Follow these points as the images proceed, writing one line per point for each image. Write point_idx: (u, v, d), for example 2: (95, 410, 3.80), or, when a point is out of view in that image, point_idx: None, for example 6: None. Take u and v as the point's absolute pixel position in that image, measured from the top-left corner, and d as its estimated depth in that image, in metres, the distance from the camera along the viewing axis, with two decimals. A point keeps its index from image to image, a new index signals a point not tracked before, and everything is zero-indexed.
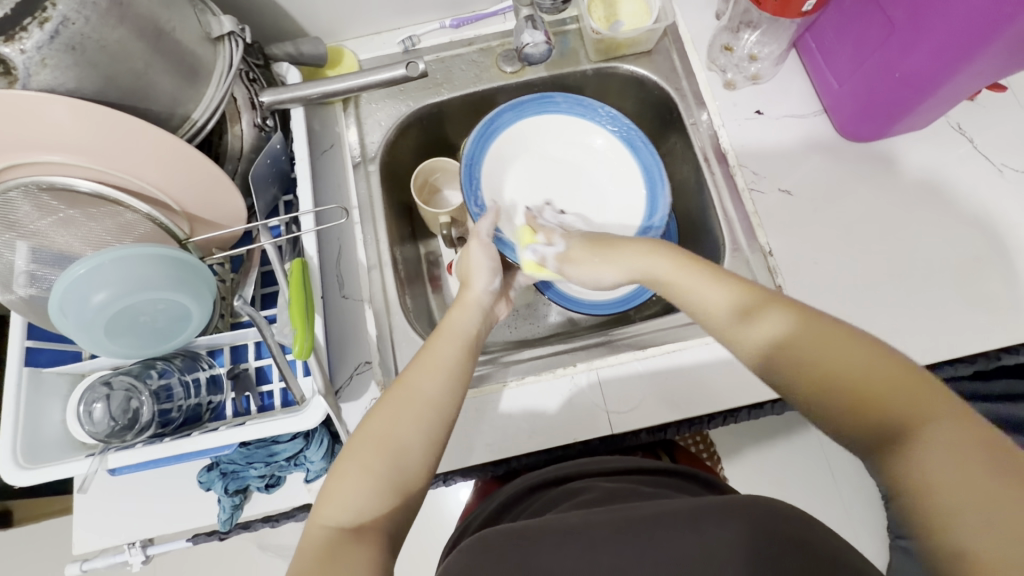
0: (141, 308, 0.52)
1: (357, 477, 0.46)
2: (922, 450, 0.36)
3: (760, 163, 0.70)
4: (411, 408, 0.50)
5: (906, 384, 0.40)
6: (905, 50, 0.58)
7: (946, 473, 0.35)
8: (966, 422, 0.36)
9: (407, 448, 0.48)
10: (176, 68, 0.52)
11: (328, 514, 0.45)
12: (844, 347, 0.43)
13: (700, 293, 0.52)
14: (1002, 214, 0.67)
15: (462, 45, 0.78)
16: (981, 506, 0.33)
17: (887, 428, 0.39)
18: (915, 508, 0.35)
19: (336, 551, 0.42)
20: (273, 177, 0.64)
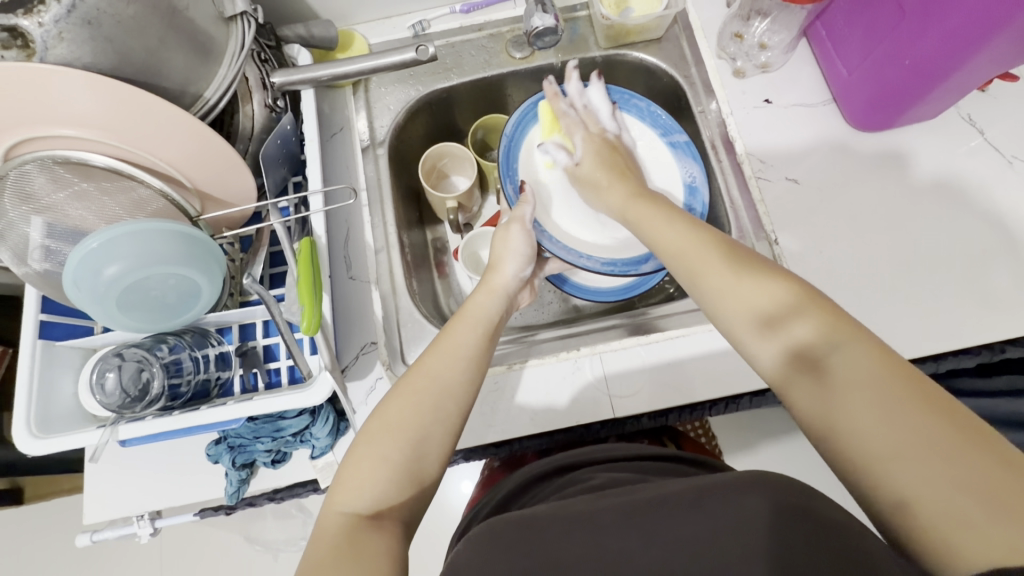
0: (153, 282, 0.53)
1: (372, 462, 0.47)
2: (838, 386, 0.41)
3: (768, 153, 0.70)
4: (434, 396, 0.51)
5: (826, 321, 0.44)
6: (914, 39, 0.58)
7: (860, 405, 0.39)
8: (876, 351, 0.41)
9: (427, 438, 0.49)
10: (189, 47, 0.53)
11: (344, 501, 0.45)
12: (784, 297, 0.47)
13: (671, 243, 0.55)
14: (1010, 207, 0.66)
15: (471, 31, 0.78)
16: (896, 438, 0.37)
17: (812, 367, 0.43)
18: (839, 445, 0.40)
19: (356, 537, 0.43)
20: (282, 158, 0.64)
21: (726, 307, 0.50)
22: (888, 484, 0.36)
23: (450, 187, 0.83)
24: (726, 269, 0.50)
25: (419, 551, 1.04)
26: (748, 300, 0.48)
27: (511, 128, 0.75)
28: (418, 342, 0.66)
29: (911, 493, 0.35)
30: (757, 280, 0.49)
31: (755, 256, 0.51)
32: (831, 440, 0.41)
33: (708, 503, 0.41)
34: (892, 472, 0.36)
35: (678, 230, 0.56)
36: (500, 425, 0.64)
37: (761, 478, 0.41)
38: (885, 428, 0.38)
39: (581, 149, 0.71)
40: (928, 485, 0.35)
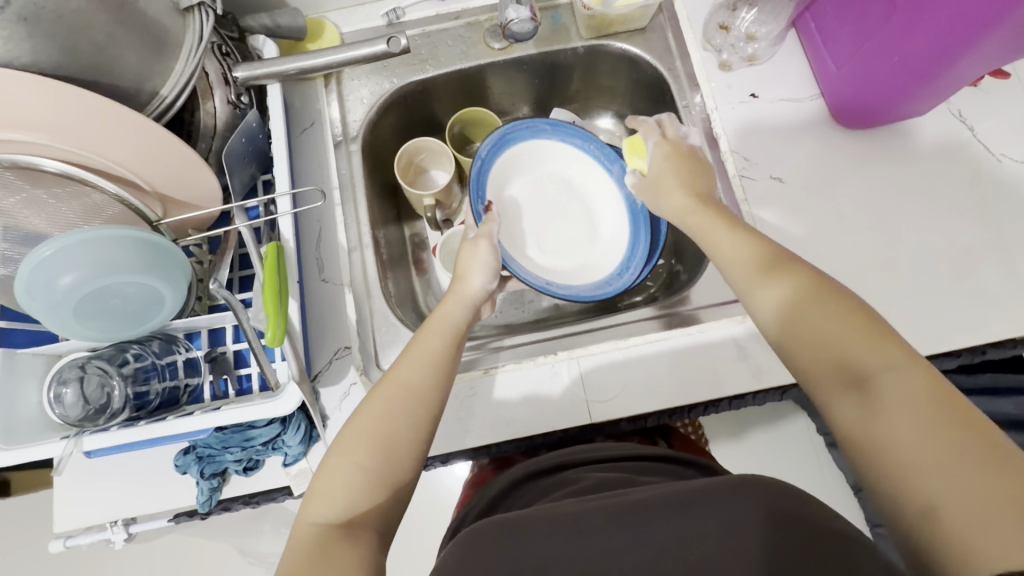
0: (112, 291, 0.51)
1: (346, 469, 0.46)
2: (885, 403, 0.40)
3: (753, 149, 0.68)
4: (404, 401, 0.50)
5: (874, 338, 0.44)
6: (905, 32, 0.56)
7: (902, 422, 0.39)
8: (929, 374, 0.41)
9: (397, 441, 0.48)
10: (140, 42, 0.50)
11: (317, 511, 0.44)
12: (839, 314, 0.46)
13: (725, 257, 0.55)
14: (997, 207, 0.65)
15: (448, 19, 0.74)
16: (931, 454, 0.37)
17: (859, 385, 0.43)
18: (874, 457, 0.40)
19: (330, 548, 0.42)
20: (249, 157, 0.62)
21: (770, 317, 0.50)
22: (915, 493, 0.37)
23: (429, 183, 0.81)
24: (779, 284, 0.50)
25: (406, 542, 1.05)
26: (800, 313, 0.47)
27: (484, 150, 0.71)
28: (392, 346, 0.65)
29: (942, 507, 0.35)
30: (809, 298, 0.48)
31: (813, 270, 0.50)
32: (870, 455, 0.40)
33: (696, 509, 0.40)
34: (921, 484, 0.36)
35: (740, 242, 0.55)
36: (476, 430, 0.63)
37: (749, 483, 0.40)
38: (923, 447, 0.37)
39: (655, 152, 0.66)
40: (957, 502, 0.35)
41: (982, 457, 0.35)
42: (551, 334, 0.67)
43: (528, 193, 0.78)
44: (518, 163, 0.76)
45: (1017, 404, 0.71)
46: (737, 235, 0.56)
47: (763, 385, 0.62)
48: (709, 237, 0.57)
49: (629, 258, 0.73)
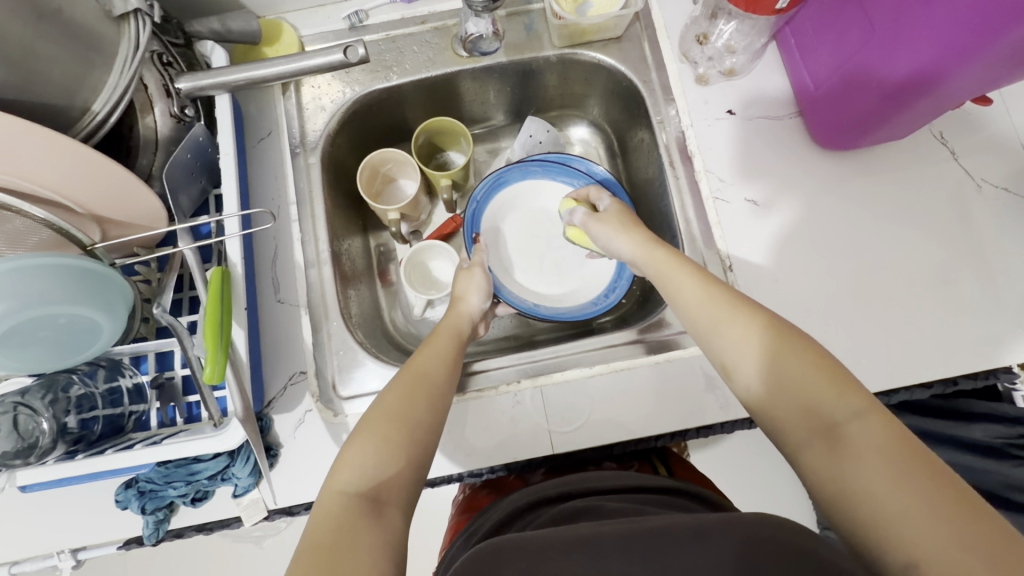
0: (39, 324, 0.48)
1: (370, 445, 0.45)
2: (853, 454, 0.38)
3: (728, 169, 0.66)
4: (424, 393, 0.50)
5: (835, 382, 0.42)
6: (885, 55, 0.53)
7: (871, 471, 0.37)
8: (888, 421, 0.39)
9: (419, 427, 0.47)
10: (66, 56, 0.46)
11: (346, 481, 0.42)
12: (800, 359, 0.44)
13: (685, 305, 0.52)
14: (975, 233, 0.63)
15: (414, 23, 0.71)
16: (906, 502, 0.35)
17: (827, 434, 0.40)
18: (849, 511, 0.37)
19: (358, 521, 0.40)
20: (198, 171, 0.59)
21: (736, 361, 0.47)
22: (895, 547, 0.34)
23: (397, 193, 0.77)
24: (741, 325, 0.47)
25: None
26: (766, 357, 0.45)
27: (477, 189, 0.73)
28: (352, 371, 0.63)
29: (924, 560, 0.33)
30: (771, 341, 0.45)
31: (769, 311, 0.48)
32: (844, 509, 0.38)
33: (703, 539, 0.36)
34: (899, 537, 0.34)
35: (701, 278, 0.52)
36: (435, 459, 0.61)
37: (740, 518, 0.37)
38: (897, 496, 0.35)
39: (607, 204, 0.66)
40: (941, 549, 0.33)
41: (948, 502, 0.34)
42: (522, 359, 0.64)
43: (523, 228, 0.77)
44: (516, 203, 0.77)
45: (987, 431, 0.70)
46: (696, 270, 0.53)
47: (730, 416, 0.60)
48: (666, 281, 0.54)
49: (616, 280, 0.72)
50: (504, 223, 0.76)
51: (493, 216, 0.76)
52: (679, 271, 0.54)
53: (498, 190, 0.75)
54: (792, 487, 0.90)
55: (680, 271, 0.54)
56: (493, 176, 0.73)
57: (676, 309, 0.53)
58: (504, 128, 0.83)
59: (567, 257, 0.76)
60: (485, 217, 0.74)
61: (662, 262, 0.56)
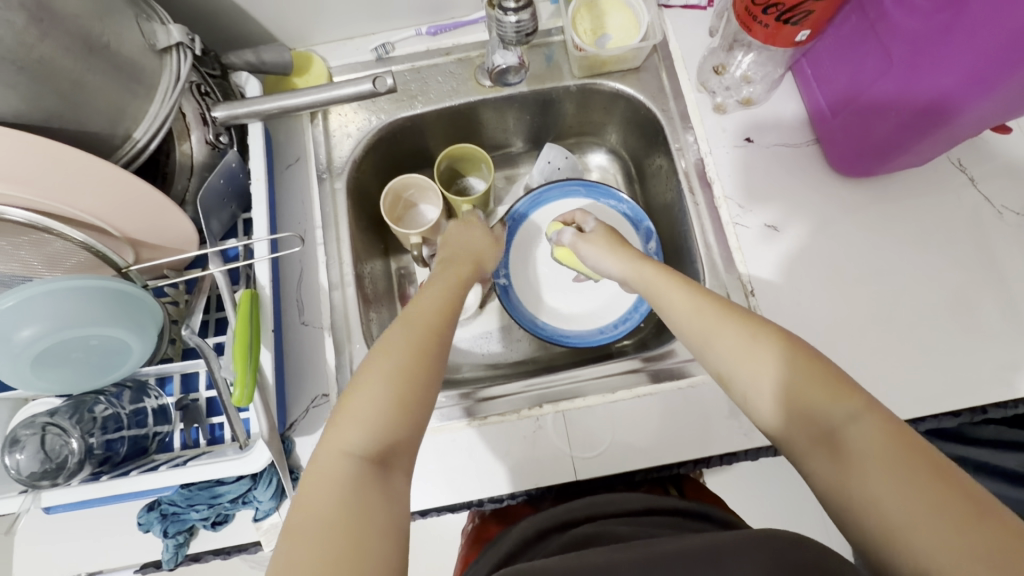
0: (72, 344, 0.49)
1: (371, 401, 0.42)
2: (853, 462, 0.38)
3: (747, 195, 0.67)
4: (431, 339, 0.48)
5: (829, 386, 0.41)
6: (906, 83, 0.53)
7: (875, 480, 0.36)
8: (886, 422, 0.39)
9: (426, 382, 0.44)
10: (112, 85, 0.48)
11: (352, 442, 0.40)
12: (793, 366, 0.43)
13: (678, 321, 0.52)
14: (998, 260, 0.63)
15: (439, 55, 0.73)
16: (912, 510, 0.34)
17: (826, 442, 0.40)
18: (861, 523, 0.37)
19: (365, 485, 0.39)
20: (229, 196, 0.60)
21: (730, 372, 0.46)
22: (905, 560, 0.34)
23: (418, 218, 0.78)
24: (734, 336, 0.47)
25: None
26: (761, 368, 0.44)
27: (515, 208, 0.76)
28: None
29: (938, 568, 0.32)
30: (763, 351, 0.45)
31: (759, 318, 0.48)
32: (856, 520, 0.37)
33: (721, 563, 0.35)
34: (911, 548, 0.34)
35: (691, 292, 0.52)
36: (456, 485, 0.60)
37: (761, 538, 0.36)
38: (903, 504, 0.35)
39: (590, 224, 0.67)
40: (947, 555, 0.32)
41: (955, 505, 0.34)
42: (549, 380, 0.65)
43: None
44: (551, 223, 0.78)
45: (1021, 461, 0.68)
46: (687, 287, 0.53)
47: (754, 443, 0.59)
48: (658, 295, 0.55)
49: (630, 311, 0.73)
50: (536, 243, 0.77)
51: (526, 235, 0.77)
52: (672, 287, 0.54)
53: (535, 210, 0.77)
54: (817, 519, 0.87)
55: (672, 287, 0.54)
56: (530, 197, 0.76)
57: (670, 324, 0.53)
58: (523, 154, 0.85)
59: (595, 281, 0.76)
60: (516, 235, 0.76)
61: (655, 280, 0.56)
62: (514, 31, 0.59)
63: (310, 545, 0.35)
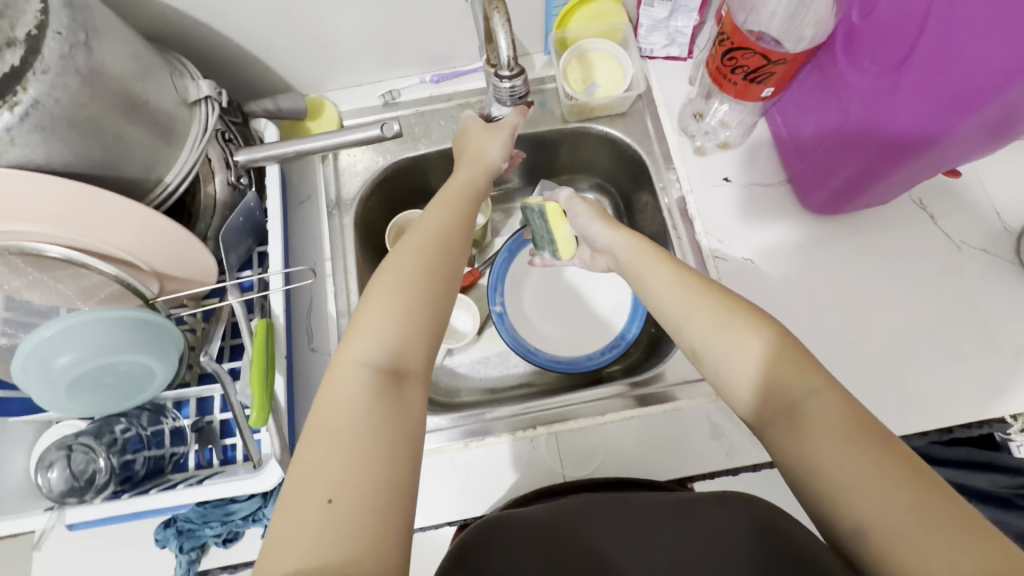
0: (103, 371, 0.53)
1: (380, 320, 0.47)
2: (811, 430, 0.44)
3: (725, 230, 0.72)
4: (437, 250, 0.53)
5: (797, 364, 0.47)
6: (861, 133, 0.58)
7: (828, 445, 0.42)
8: (842, 397, 0.45)
9: (426, 298, 0.49)
10: (150, 136, 0.54)
11: (363, 355, 0.45)
12: (767, 345, 0.48)
13: (659, 300, 0.56)
14: (958, 292, 0.68)
15: (441, 101, 0.79)
16: (857, 471, 0.40)
17: (789, 411, 0.46)
18: (811, 482, 0.42)
19: (379, 392, 0.44)
20: (246, 232, 0.65)
21: (708, 350, 0.51)
22: (847, 511, 0.40)
23: None
24: (712, 310, 0.52)
25: None
26: (736, 342, 0.49)
27: (510, 242, 0.82)
28: None
29: (872, 519, 0.38)
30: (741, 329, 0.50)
31: (738, 297, 0.53)
32: (810, 483, 0.42)
33: (688, 516, 0.48)
34: (852, 501, 0.40)
35: (673, 273, 0.57)
36: (454, 505, 0.63)
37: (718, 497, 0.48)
38: (848, 465, 0.41)
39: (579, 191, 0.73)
40: (881, 507, 0.38)
41: (889, 466, 0.40)
42: (544, 402, 0.69)
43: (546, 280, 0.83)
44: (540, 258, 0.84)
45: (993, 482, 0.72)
46: (675, 267, 0.57)
47: (736, 464, 0.63)
48: (643, 268, 0.59)
49: (616, 339, 0.77)
50: (527, 276, 0.82)
51: (517, 268, 0.82)
52: (660, 266, 0.58)
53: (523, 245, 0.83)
54: None
55: (659, 267, 0.58)
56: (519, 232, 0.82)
57: (652, 306, 0.57)
58: (519, 188, 0.90)
59: (580, 313, 0.81)
60: (509, 267, 0.81)
61: (642, 262, 0.60)
62: (508, 96, 0.55)
63: (334, 441, 0.40)
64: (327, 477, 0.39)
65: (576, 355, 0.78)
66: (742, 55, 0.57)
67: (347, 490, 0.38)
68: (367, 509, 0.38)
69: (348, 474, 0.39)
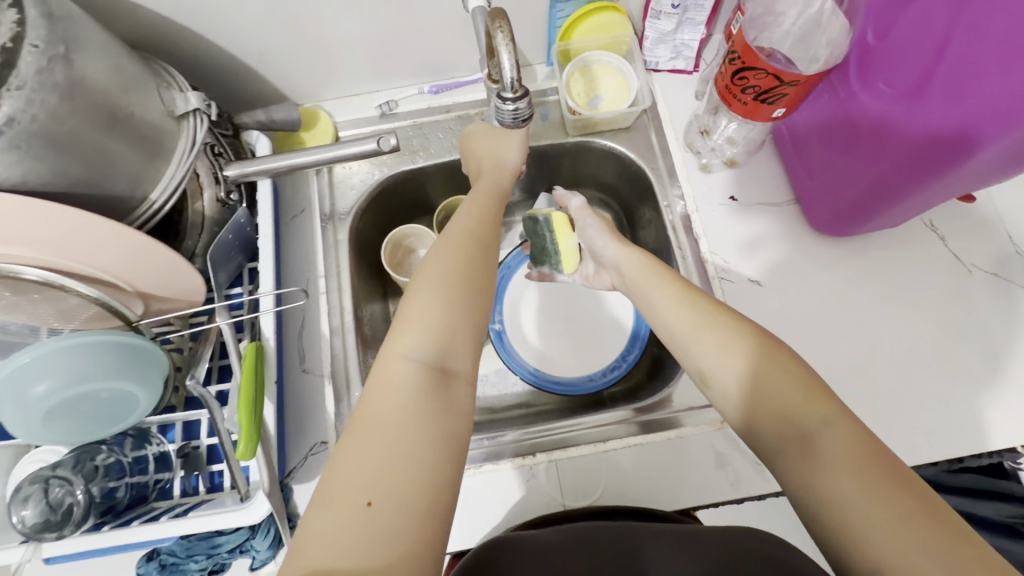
0: (84, 398, 0.51)
1: (429, 314, 0.46)
2: (823, 460, 0.42)
3: (731, 251, 0.70)
4: (478, 249, 0.53)
5: (806, 391, 0.45)
6: (872, 156, 0.56)
7: (841, 478, 0.41)
8: (855, 427, 0.43)
9: (473, 295, 0.49)
10: (134, 152, 0.51)
11: (411, 348, 0.44)
12: (776, 371, 0.47)
13: (666, 316, 0.54)
14: (969, 317, 0.66)
15: (440, 112, 0.77)
16: (873, 505, 0.39)
17: (798, 441, 0.44)
18: (823, 517, 0.41)
19: (429, 385, 0.43)
20: (236, 249, 0.63)
21: (717, 377, 0.49)
22: (862, 550, 0.38)
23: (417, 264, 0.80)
24: (719, 335, 0.50)
25: None
26: (747, 364, 0.48)
27: (510, 257, 0.81)
28: None
29: (888, 558, 0.37)
30: (750, 350, 0.48)
31: (747, 319, 0.51)
32: (824, 517, 0.41)
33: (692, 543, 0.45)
34: (866, 538, 0.38)
35: (676, 295, 0.55)
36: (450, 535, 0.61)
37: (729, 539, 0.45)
38: (864, 501, 0.39)
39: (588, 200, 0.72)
40: (896, 546, 0.37)
41: (904, 504, 0.39)
42: (551, 425, 0.67)
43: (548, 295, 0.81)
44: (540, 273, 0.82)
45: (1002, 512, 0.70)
46: (683, 289, 0.55)
47: (741, 495, 0.61)
48: (648, 288, 0.58)
49: (618, 359, 0.77)
50: (527, 292, 0.81)
51: (517, 284, 0.81)
52: (665, 287, 0.56)
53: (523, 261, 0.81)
54: None
55: (665, 287, 0.56)
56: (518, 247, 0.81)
57: (658, 327, 0.55)
58: (519, 202, 0.88)
59: (586, 330, 0.79)
60: (509, 283, 0.81)
61: (646, 282, 0.58)
62: (511, 119, 0.51)
63: (379, 439, 0.40)
64: (364, 478, 0.38)
65: (578, 375, 0.76)
66: (753, 75, 0.55)
67: (386, 492, 0.37)
68: (406, 514, 0.37)
69: (389, 476, 0.38)
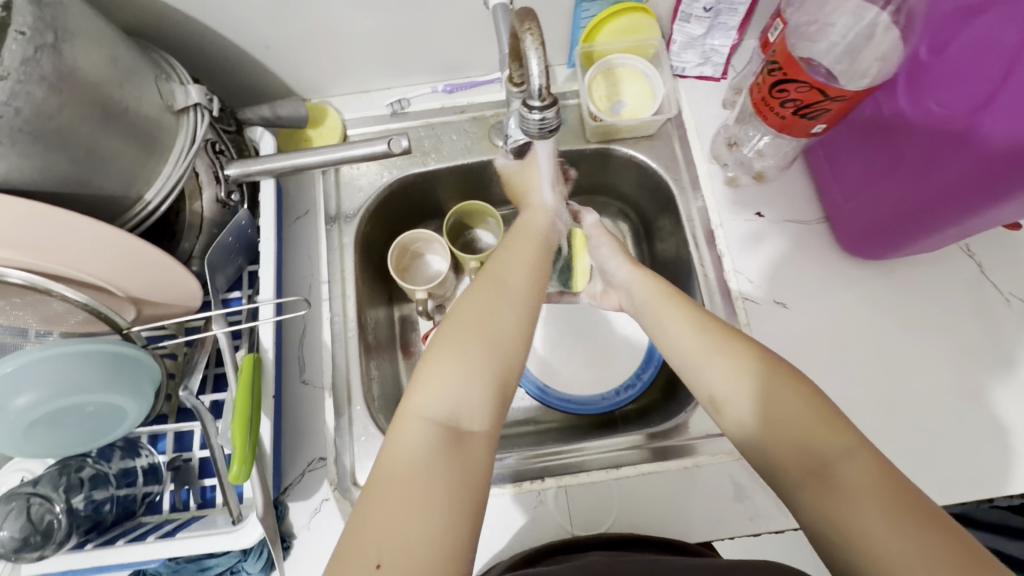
0: (69, 410, 0.48)
1: (447, 370, 0.44)
2: (843, 494, 0.39)
3: (756, 270, 0.67)
4: (505, 297, 0.49)
5: (826, 422, 0.43)
6: (914, 181, 0.53)
7: (866, 513, 0.38)
8: (879, 461, 0.40)
9: (498, 346, 0.46)
10: (128, 149, 0.48)
11: (424, 407, 0.42)
12: (793, 398, 0.44)
13: (676, 340, 0.51)
14: (1006, 349, 0.63)
15: (453, 112, 0.73)
16: (906, 549, 0.36)
17: (817, 473, 0.41)
18: (848, 554, 0.38)
19: (440, 447, 0.41)
20: (236, 251, 0.59)
21: (733, 408, 0.46)
22: None
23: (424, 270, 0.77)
24: (735, 361, 0.47)
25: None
26: (759, 391, 0.45)
27: None
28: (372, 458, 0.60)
29: None
30: (765, 377, 0.46)
31: (762, 348, 0.48)
32: (847, 554, 0.38)
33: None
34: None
35: (686, 318, 0.52)
36: None
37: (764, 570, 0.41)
38: (897, 543, 0.36)
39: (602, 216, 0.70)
40: None
41: (939, 546, 0.36)
42: (563, 447, 0.63)
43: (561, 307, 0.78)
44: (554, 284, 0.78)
45: None
46: (692, 311, 0.52)
47: (760, 530, 0.58)
48: (658, 311, 0.55)
49: (633, 377, 0.73)
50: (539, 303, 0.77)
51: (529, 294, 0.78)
52: (675, 309, 0.53)
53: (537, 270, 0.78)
54: None
55: (674, 309, 0.53)
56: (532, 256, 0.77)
57: (668, 353, 0.52)
58: None
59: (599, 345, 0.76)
60: None
61: (656, 305, 0.55)
62: (537, 130, 0.46)
63: (389, 497, 0.38)
64: (373, 539, 0.36)
65: (591, 392, 0.73)
66: (794, 88, 0.52)
67: (394, 554, 0.35)
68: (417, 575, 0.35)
69: (397, 537, 0.36)
